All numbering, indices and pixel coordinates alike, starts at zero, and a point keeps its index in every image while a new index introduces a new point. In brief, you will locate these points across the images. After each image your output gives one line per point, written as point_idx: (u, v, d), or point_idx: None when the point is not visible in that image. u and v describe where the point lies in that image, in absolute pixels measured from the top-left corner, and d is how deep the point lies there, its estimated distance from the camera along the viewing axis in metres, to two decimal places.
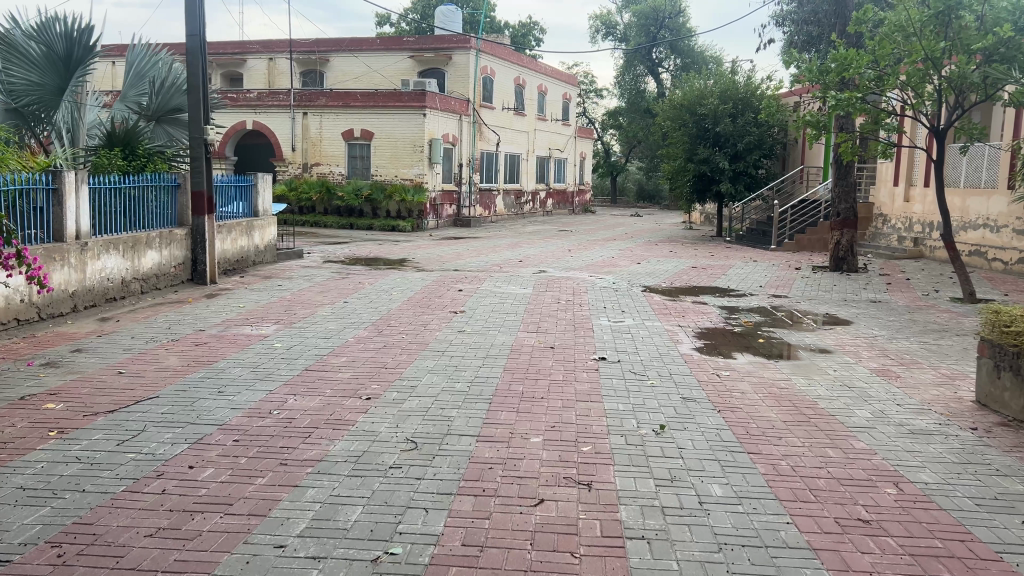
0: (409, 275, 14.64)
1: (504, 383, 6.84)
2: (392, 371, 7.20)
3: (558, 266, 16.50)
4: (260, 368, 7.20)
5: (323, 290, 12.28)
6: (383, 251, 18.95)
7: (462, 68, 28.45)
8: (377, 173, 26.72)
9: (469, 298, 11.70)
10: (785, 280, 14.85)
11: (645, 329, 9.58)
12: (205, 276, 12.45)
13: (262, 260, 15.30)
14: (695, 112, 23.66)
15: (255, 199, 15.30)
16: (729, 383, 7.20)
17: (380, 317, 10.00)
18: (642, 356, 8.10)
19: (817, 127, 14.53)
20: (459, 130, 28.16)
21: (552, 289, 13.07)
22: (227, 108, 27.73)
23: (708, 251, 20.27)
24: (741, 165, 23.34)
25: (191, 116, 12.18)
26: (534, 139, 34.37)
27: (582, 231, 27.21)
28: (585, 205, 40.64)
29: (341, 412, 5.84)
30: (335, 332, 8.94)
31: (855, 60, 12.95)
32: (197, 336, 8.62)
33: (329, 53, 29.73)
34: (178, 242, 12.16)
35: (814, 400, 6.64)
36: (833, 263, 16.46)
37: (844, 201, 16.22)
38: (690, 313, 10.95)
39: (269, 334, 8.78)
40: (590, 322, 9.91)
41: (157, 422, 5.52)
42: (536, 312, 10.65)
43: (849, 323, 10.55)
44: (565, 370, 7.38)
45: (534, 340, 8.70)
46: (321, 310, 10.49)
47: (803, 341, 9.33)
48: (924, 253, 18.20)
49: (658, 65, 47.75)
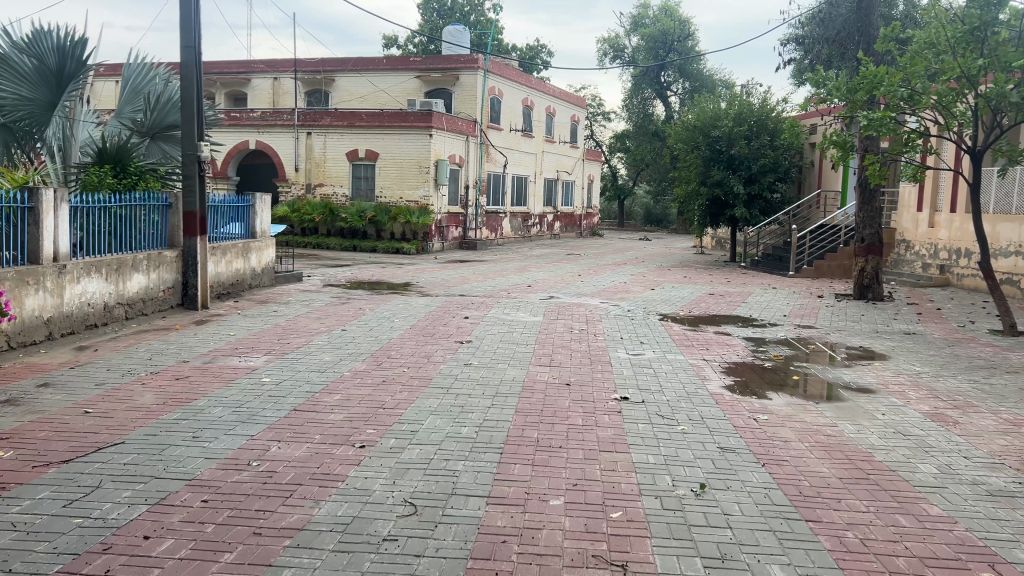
0: (412, 300, 13.90)
1: (516, 428, 6.07)
2: (390, 413, 6.43)
3: (569, 292, 15.75)
4: (243, 408, 6.43)
5: (321, 317, 11.55)
6: (386, 274, 18.24)
7: (469, 88, 27.91)
8: (382, 195, 26.10)
9: (476, 326, 10.93)
10: (809, 310, 14.06)
11: (668, 364, 8.81)
12: (196, 301, 11.71)
13: (259, 283, 14.60)
14: (709, 134, 23.00)
15: (253, 220, 14.62)
16: (769, 429, 6.42)
17: (380, 347, 9.25)
18: (668, 396, 7.33)
19: (844, 147, 13.84)
20: (466, 151, 27.57)
21: (563, 317, 12.32)
22: (230, 127, 27.26)
23: (724, 277, 19.51)
24: (756, 189, 22.63)
25: (184, 132, 11.55)
26: (542, 161, 33.80)
27: (591, 255, 26.46)
28: (593, 229, 39.95)
29: (331, 466, 5.08)
30: (330, 365, 8.18)
31: (886, 77, 12.25)
32: (179, 369, 7.87)
33: (334, 73, 29.25)
34: (167, 266, 11.43)
35: (868, 452, 5.84)
36: (857, 291, 15.68)
37: (869, 226, 15.48)
38: (714, 345, 10.17)
39: (257, 367, 8.03)
40: (609, 356, 9.14)
41: (116, 477, 4.75)
42: (548, 343, 9.88)
43: (887, 357, 9.75)
44: (584, 412, 6.61)
45: (549, 375, 7.93)
46: (317, 339, 9.73)
47: (842, 378, 8.54)
48: (951, 281, 17.44)
49: (666, 88, 47.33)
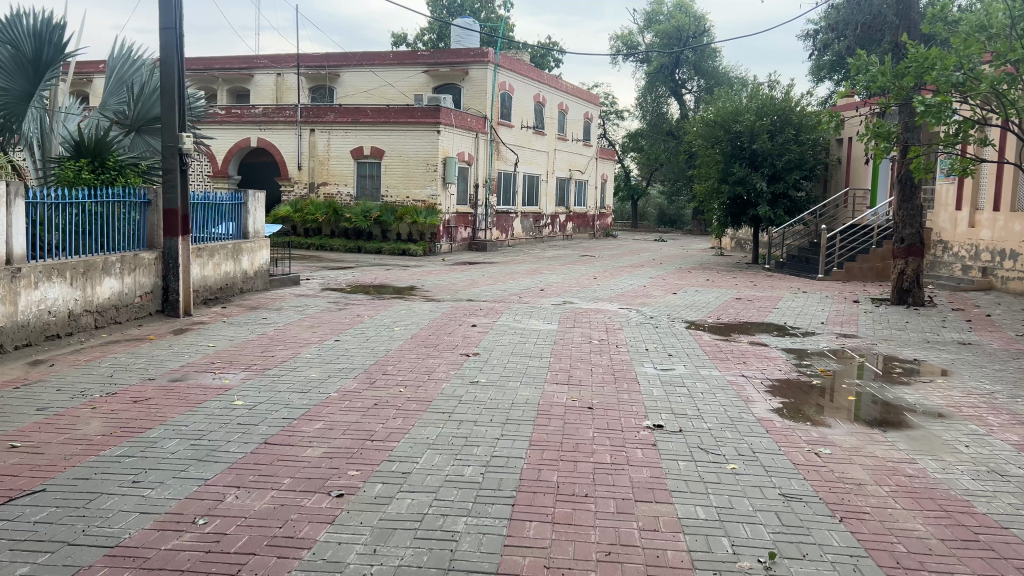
0: (415, 305, 12.85)
1: (529, 468, 5.00)
2: (379, 447, 5.35)
3: (585, 296, 14.67)
4: (203, 441, 5.37)
5: (314, 325, 10.52)
6: (389, 278, 17.19)
7: (478, 83, 26.82)
8: (388, 194, 25.05)
9: (484, 336, 9.86)
10: (847, 316, 12.91)
11: (703, 382, 7.70)
12: (178, 307, 10.68)
13: (251, 287, 13.57)
14: (730, 129, 21.83)
15: (245, 219, 13.59)
16: (837, 467, 5.30)
17: (376, 361, 8.18)
18: (708, 423, 6.23)
19: (885, 138, 12.72)
20: (475, 148, 26.52)
21: (580, 324, 11.22)
22: (231, 124, 26.35)
23: (750, 279, 18.35)
24: (780, 187, 21.48)
25: (164, 121, 10.53)
26: (554, 160, 32.75)
27: (607, 257, 25.32)
28: (606, 229, 38.80)
29: (297, 524, 4.02)
30: (316, 384, 7.12)
31: (938, 59, 11.08)
32: (142, 389, 6.83)
33: (339, 68, 28.32)
34: (145, 269, 10.39)
35: (966, 501, 4.73)
36: (896, 296, 14.54)
37: (909, 226, 14.32)
38: (751, 358, 9.06)
39: (231, 386, 6.99)
40: (635, 372, 8.04)
41: (18, 545, 3.71)
42: (565, 355, 8.79)
43: (950, 373, 8.60)
44: (611, 446, 5.51)
45: (568, 397, 6.84)
46: (306, 352, 8.66)
47: (905, 398, 7.42)
48: (994, 285, 16.26)
49: (681, 86, 46.14)
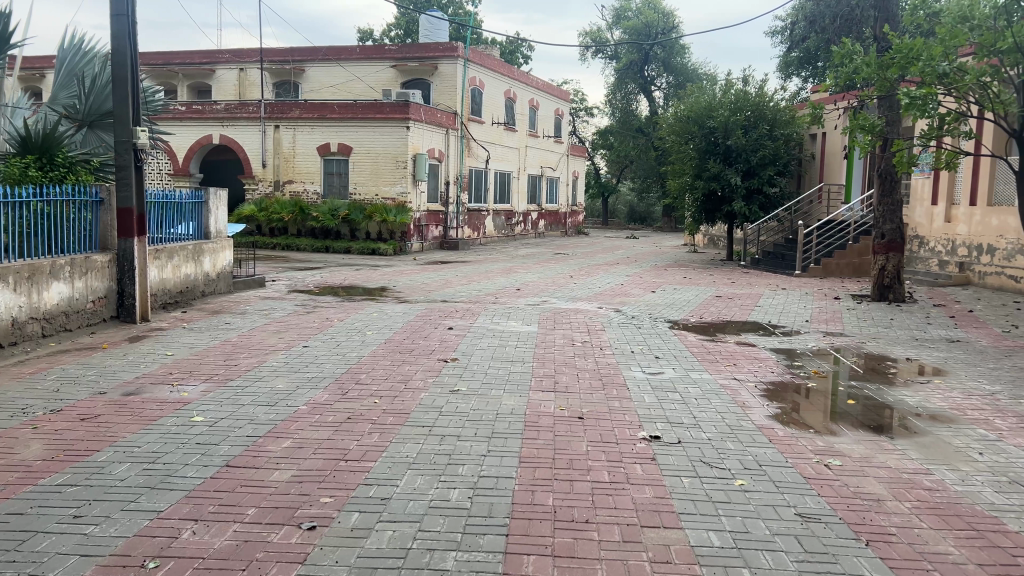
0: (387, 307, 12.32)
1: (522, 490, 4.54)
2: (354, 469, 4.86)
3: (562, 296, 14.25)
4: (157, 466, 4.83)
5: (280, 330, 9.95)
6: (359, 278, 16.61)
7: (448, 78, 26.29)
8: (356, 192, 24.42)
9: (461, 340, 9.37)
10: (830, 314, 12.63)
11: (696, 386, 7.30)
12: (134, 313, 10.05)
13: (213, 290, 12.93)
14: (704, 124, 21.56)
15: (206, 219, 12.96)
16: (851, 481, 4.91)
17: (347, 369, 7.66)
18: (707, 432, 5.82)
19: (870, 131, 12.56)
20: (446, 145, 25.97)
21: (561, 326, 10.78)
22: (192, 120, 25.51)
23: (727, 277, 18.07)
24: (755, 183, 21.28)
25: (116, 115, 9.89)
26: (525, 156, 32.31)
27: (581, 255, 24.95)
28: (578, 227, 38.46)
29: (263, 567, 3.53)
30: (283, 396, 6.59)
31: (922, 50, 10.85)
32: (91, 405, 6.25)
33: (304, 63, 27.66)
34: (98, 272, 9.73)
35: (995, 517, 4.36)
36: (877, 292, 14.33)
37: (889, 221, 14.09)
38: (741, 360, 8.69)
39: (191, 400, 6.43)
40: (623, 376, 7.63)
41: None
42: (547, 360, 8.35)
43: (945, 372, 8.31)
44: (607, 462, 5.07)
45: (555, 406, 6.39)
46: (272, 359, 8.12)
47: (906, 401, 7.08)
48: (972, 280, 16.13)
49: (650, 82, 45.99)
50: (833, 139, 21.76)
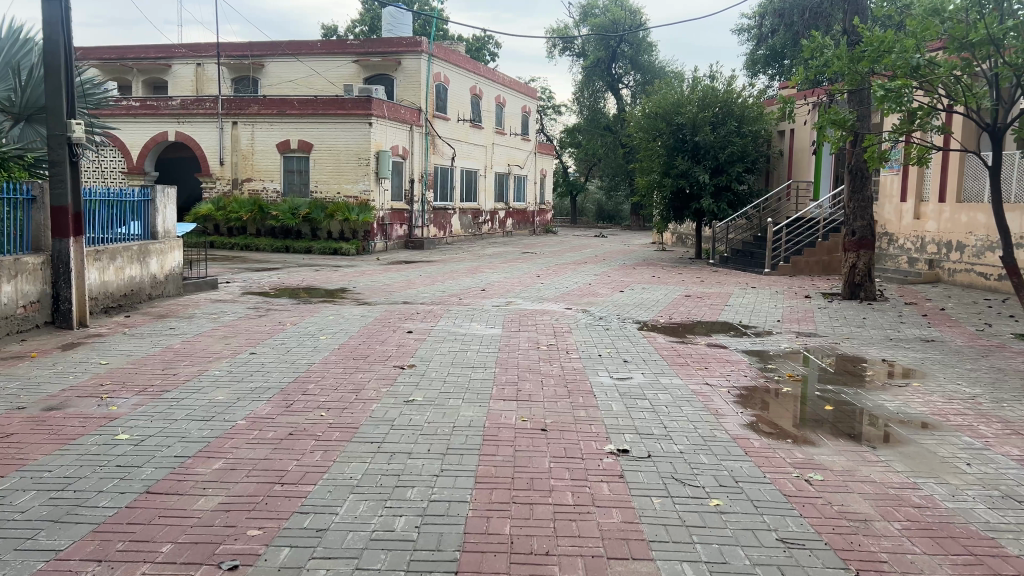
0: (344, 310, 11.77)
1: (475, 516, 4.08)
2: (290, 494, 4.36)
3: (529, 296, 13.81)
4: (66, 494, 4.29)
5: (228, 335, 9.38)
6: (318, 279, 16.01)
7: (412, 74, 25.73)
8: (317, 190, 23.79)
9: (421, 344, 8.88)
10: (802, 313, 12.35)
11: (667, 393, 6.90)
12: (70, 318, 9.41)
13: (161, 293, 12.29)
14: (671, 121, 21.26)
15: (153, 218, 12.31)
16: (834, 498, 4.53)
17: (296, 378, 7.15)
18: (679, 445, 5.41)
19: (842, 126, 12.33)
20: (410, 142, 25.41)
21: (525, 328, 10.34)
22: (146, 117, 24.65)
23: (696, 276, 17.77)
24: (723, 180, 21.04)
25: (50, 108, 9.24)
26: (492, 154, 31.83)
27: (548, 254, 24.54)
28: (547, 225, 38.05)
29: None
30: (222, 410, 6.06)
31: (894, 44, 10.57)
32: (5, 422, 5.65)
33: (263, 58, 26.93)
34: (29, 275, 9.07)
35: (992, 539, 3.99)
36: (848, 290, 14.12)
37: (860, 218, 13.88)
38: (713, 363, 8.32)
39: (119, 414, 5.87)
40: (589, 382, 7.21)
41: None
42: (510, 365, 7.90)
43: (923, 374, 8.01)
44: (571, 481, 4.63)
45: (517, 416, 5.95)
46: (215, 368, 7.57)
47: (886, 407, 6.75)
48: (941, 277, 16.01)
49: (617, 80, 45.77)
50: (802, 136, 21.57)
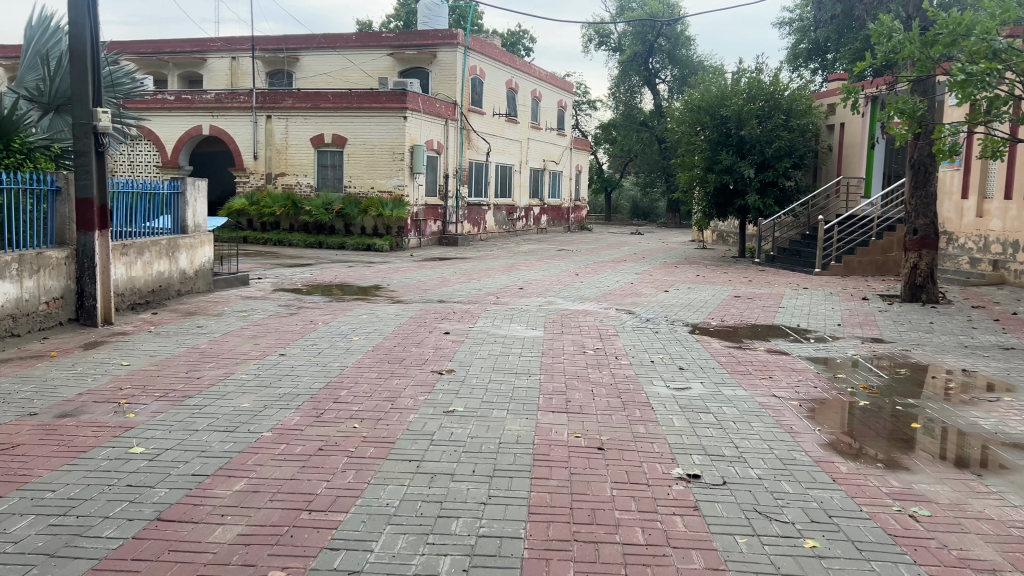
0: (378, 308, 11.27)
1: (532, 558, 3.50)
2: (319, 525, 3.82)
3: (569, 296, 13.21)
4: (69, 519, 3.79)
5: (258, 335, 8.92)
6: (351, 276, 15.56)
7: (447, 67, 25.19)
8: (351, 185, 23.36)
9: (461, 347, 8.33)
10: (862, 317, 11.59)
11: (731, 407, 6.26)
12: (95, 316, 8.99)
13: (191, 289, 11.90)
14: (716, 114, 20.46)
15: (183, 211, 11.91)
16: (949, 540, 3.87)
17: (327, 384, 6.64)
18: (756, 470, 4.79)
19: (910, 116, 11.53)
20: (445, 136, 24.91)
21: (569, 330, 9.73)
22: (180, 110, 24.41)
23: (743, 275, 17.03)
24: (769, 175, 20.21)
25: (75, 94, 8.81)
26: (527, 149, 31.24)
27: (585, 251, 23.87)
28: (582, 222, 37.34)
29: None
30: (248, 420, 5.54)
31: (973, 26, 9.78)
32: (13, 430, 5.19)
33: (298, 51, 26.62)
34: (53, 270, 8.68)
35: None
36: (908, 292, 13.30)
37: (921, 215, 13.08)
38: (777, 372, 7.66)
39: (137, 424, 5.39)
40: (644, 392, 6.60)
41: None
42: (556, 371, 7.31)
43: (1011, 387, 7.26)
44: (639, 514, 4.04)
45: (569, 432, 5.37)
46: (242, 371, 7.09)
47: (980, 425, 6.04)
48: (1006, 279, 15.10)
49: (655, 75, 44.80)
50: (852, 130, 20.64)
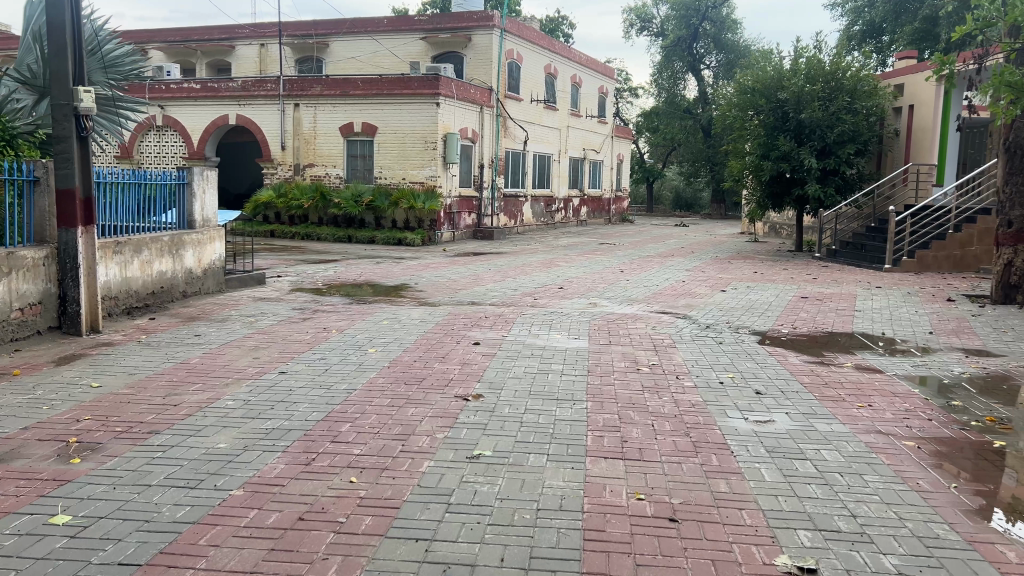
0: (402, 312, 10.09)
1: None
2: None
3: (615, 296, 11.91)
4: None
5: (262, 345, 7.80)
6: (378, 273, 14.43)
7: (483, 50, 23.88)
8: (382, 175, 22.24)
9: (492, 364, 7.06)
10: (954, 322, 10.07)
11: (833, 450, 4.92)
12: (79, 324, 7.98)
13: (198, 290, 10.87)
14: (773, 96, 18.85)
15: (190, 205, 10.84)
16: None
17: (328, 414, 5.45)
18: (894, 560, 3.46)
19: (1016, 89, 9.83)
20: (480, 124, 23.66)
21: (618, 340, 8.42)
22: (206, 99, 23.51)
23: (804, 271, 15.52)
24: (831, 162, 18.55)
25: (53, 71, 7.72)
26: (566, 138, 29.87)
27: (628, 245, 22.48)
28: (623, 214, 35.83)
29: None
30: (217, 471, 4.35)
31: None
32: None
33: (328, 36, 25.59)
34: (29, 272, 7.65)
35: None
36: (1000, 293, 11.62)
37: (1018, 205, 11.44)
38: (878, 398, 6.27)
39: (77, 475, 4.24)
40: (718, 429, 5.27)
41: None
42: (605, 396, 6.01)
43: None
44: None
45: (628, 492, 4.10)
46: (230, 394, 5.95)
47: None
48: None
49: (699, 60, 42.86)
50: (921, 112, 18.84)
